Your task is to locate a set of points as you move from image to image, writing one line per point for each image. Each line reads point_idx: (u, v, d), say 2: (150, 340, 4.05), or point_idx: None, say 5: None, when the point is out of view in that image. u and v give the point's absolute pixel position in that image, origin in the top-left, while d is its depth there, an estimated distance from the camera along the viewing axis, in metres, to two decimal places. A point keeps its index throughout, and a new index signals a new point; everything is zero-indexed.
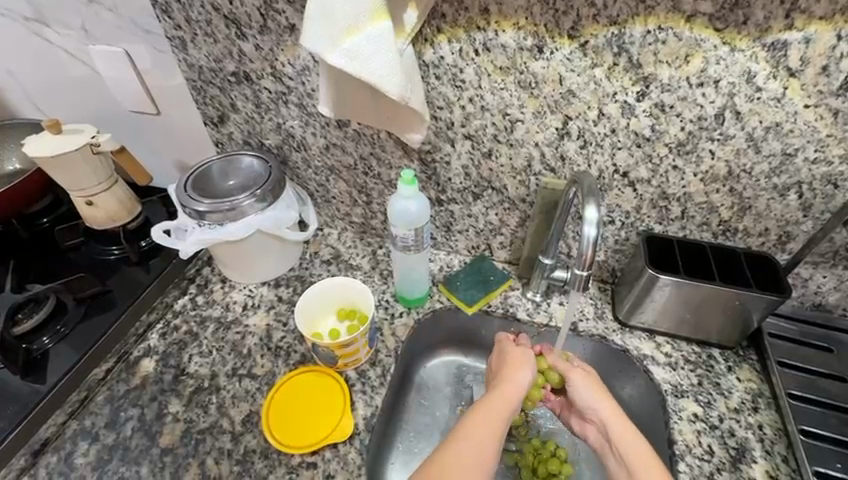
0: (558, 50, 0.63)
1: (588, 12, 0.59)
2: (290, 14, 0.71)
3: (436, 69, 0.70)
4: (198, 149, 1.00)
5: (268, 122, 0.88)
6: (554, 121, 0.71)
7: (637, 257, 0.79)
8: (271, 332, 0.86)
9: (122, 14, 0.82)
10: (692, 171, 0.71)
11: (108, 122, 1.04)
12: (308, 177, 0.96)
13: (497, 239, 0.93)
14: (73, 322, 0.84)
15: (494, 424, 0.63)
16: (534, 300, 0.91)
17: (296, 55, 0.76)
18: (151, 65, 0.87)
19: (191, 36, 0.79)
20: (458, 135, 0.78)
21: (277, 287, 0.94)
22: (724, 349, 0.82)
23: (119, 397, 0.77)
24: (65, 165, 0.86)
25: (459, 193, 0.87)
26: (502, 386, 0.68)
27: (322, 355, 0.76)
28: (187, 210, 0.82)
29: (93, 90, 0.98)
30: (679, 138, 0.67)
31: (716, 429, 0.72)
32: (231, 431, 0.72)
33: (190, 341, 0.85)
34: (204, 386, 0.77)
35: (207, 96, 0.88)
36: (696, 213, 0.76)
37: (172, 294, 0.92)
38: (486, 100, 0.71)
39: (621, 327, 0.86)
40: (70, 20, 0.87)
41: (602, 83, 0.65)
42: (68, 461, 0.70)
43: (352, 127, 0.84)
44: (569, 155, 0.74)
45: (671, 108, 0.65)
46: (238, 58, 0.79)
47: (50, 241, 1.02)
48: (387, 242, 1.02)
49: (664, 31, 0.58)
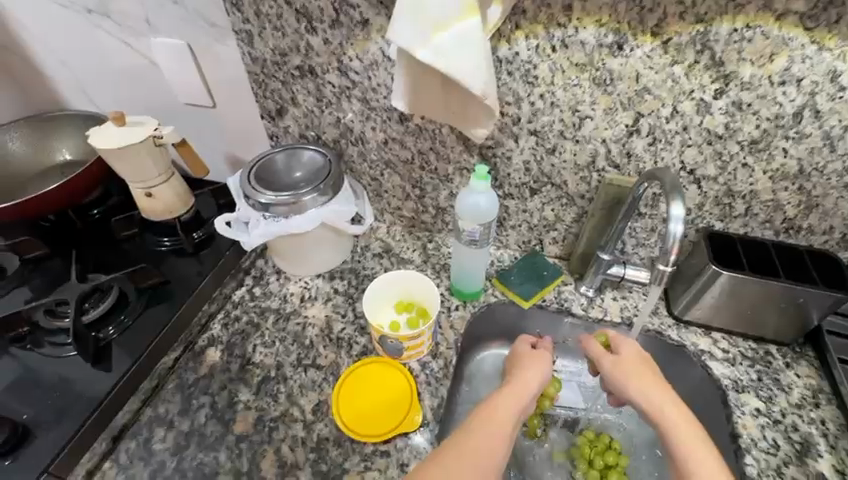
0: (639, 47, 0.63)
1: (675, 10, 0.60)
2: (365, 9, 0.71)
3: (509, 65, 0.70)
4: (251, 142, 1.01)
5: (328, 116, 0.89)
6: (625, 118, 0.71)
7: (698, 253, 0.79)
8: (331, 323, 0.87)
9: (188, 6, 0.82)
10: (762, 169, 0.71)
11: (160, 114, 1.04)
12: (363, 171, 0.96)
13: (550, 235, 0.94)
14: (137, 312, 0.86)
15: (508, 412, 0.67)
16: (587, 295, 0.92)
17: (365, 50, 0.76)
18: (214, 58, 0.88)
19: (259, 30, 0.80)
20: (523, 131, 0.79)
21: (332, 279, 0.95)
22: (781, 345, 0.83)
23: (189, 385, 0.79)
24: (129, 157, 0.87)
25: (517, 188, 0.88)
26: (517, 383, 0.72)
27: (388, 347, 0.78)
28: (252, 201, 0.83)
29: (149, 82, 0.99)
30: (753, 135, 0.68)
31: (779, 423, 0.74)
32: (302, 420, 0.73)
33: (253, 331, 0.86)
34: (271, 375, 0.79)
35: (268, 89, 0.88)
36: (760, 211, 0.76)
37: (230, 285, 0.94)
38: (558, 96, 0.72)
39: (676, 323, 0.86)
40: (133, 12, 0.87)
41: (680, 81, 0.65)
42: (147, 446, 0.72)
43: (414, 122, 0.85)
44: (636, 151, 0.75)
45: (748, 106, 0.65)
46: (304, 52, 0.80)
47: (103, 232, 1.04)
48: (436, 236, 1.03)
49: (751, 29, 0.59)
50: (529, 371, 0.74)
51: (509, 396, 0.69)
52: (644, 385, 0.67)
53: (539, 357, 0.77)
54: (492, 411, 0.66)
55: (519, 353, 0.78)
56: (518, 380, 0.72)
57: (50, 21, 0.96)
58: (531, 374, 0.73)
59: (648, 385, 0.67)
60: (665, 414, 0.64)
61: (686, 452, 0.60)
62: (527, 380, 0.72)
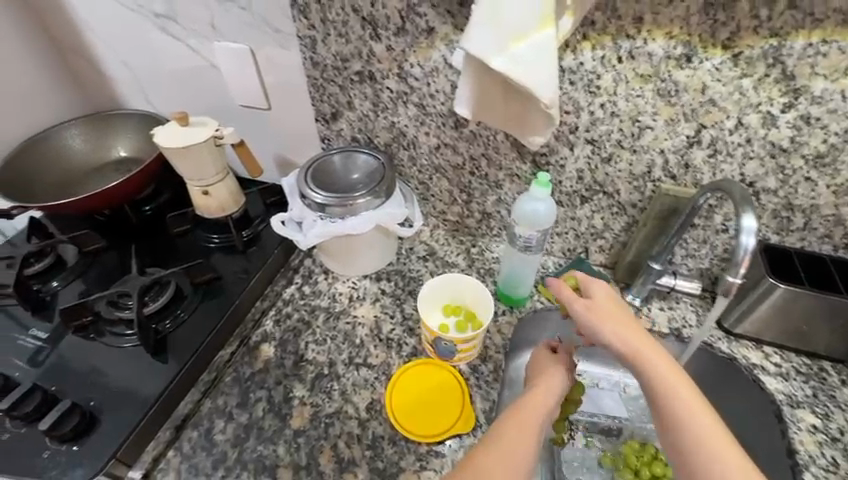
0: (708, 59, 0.64)
1: (749, 23, 0.60)
2: (432, 17, 0.73)
3: (572, 75, 0.71)
4: (302, 144, 1.04)
5: (382, 120, 0.91)
6: (686, 129, 0.72)
7: (753, 266, 0.79)
8: (380, 323, 0.89)
9: (255, 12, 0.85)
10: (825, 183, 0.71)
11: (214, 114, 1.07)
12: (412, 174, 0.98)
13: (596, 243, 0.94)
14: (193, 307, 0.89)
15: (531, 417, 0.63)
16: (633, 303, 0.92)
17: (427, 57, 0.78)
18: (274, 61, 0.91)
19: (323, 36, 0.82)
20: (579, 140, 0.79)
21: (379, 281, 0.97)
22: (835, 362, 0.82)
23: (245, 380, 0.81)
24: (191, 156, 0.90)
25: (567, 196, 0.88)
26: (539, 390, 0.67)
27: (440, 350, 0.79)
28: (308, 202, 0.85)
29: (206, 83, 1.02)
30: (819, 149, 0.68)
31: (837, 441, 0.73)
32: (357, 417, 0.75)
33: (304, 329, 0.88)
34: (325, 372, 0.81)
35: (325, 93, 0.91)
36: (819, 225, 0.76)
37: (280, 283, 0.96)
38: (619, 106, 0.73)
39: (725, 335, 0.86)
40: (199, 16, 0.90)
41: (748, 93, 0.65)
42: (208, 437, 0.74)
43: (468, 128, 0.86)
44: (695, 163, 0.75)
45: (817, 120, 0.65)
46: (366, 58, 0.82)
47: (156, 228, 1.07)
48: (480, 240, 1.04)
49: (827, 44, 0.59)
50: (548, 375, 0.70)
51: (530, 400, 0.66)
52: (623, 331, 0.63)
53: (559, 359, 0.73)
54: (514, 416, 0.63)
55: (538, 357, 0.74)
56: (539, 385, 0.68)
57: (117, 24, 1.00)
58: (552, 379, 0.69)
59: (626, 331, 0.63)
60: (646, 363, 0.60)
61: (675, 403, 0.57)
62: (551, 385, 0.68)
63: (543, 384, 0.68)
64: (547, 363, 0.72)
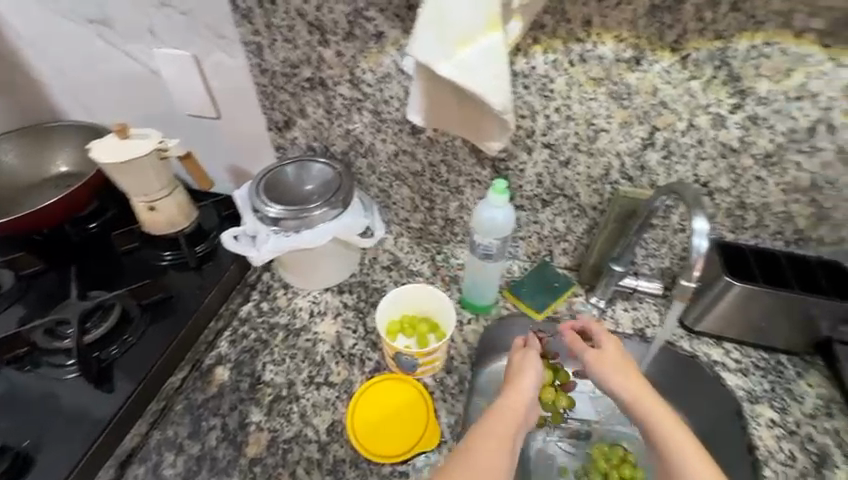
0: (657, 62, 0.64)
1: (695, 26, 0.60)
2: (380, 21, 0.71)
3: (526, 79, 0.70)
4: (255, 154, 0.99)
5: (337, 128, 0.88)
6: (640, 132, 0.72)
7: (710, 264, 0.80)
8: (342, 338, 0.86)
9: (195, 17, 0.80)
10: (775, 182, 0.72)
11: (161, 124, 1.01)
12: (371, 182, 0.95)
13: (560, 246, 0.94)
14: (141, 330, 0.84)
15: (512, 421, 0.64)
16: (598, 306, 0.92)
17: (378, 63, 0.76)
18: (218, 68, 0.86)
19: (269, 42, 0.78)
20: (536, 144, 0.78)
21: (341, 293, 0.94)
22: (791, 355, 0.83)
23: (197, 407, 0.76)
24: (132, 170, 0.85)
25: (528, 200, 0.87)
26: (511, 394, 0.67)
27: (403, 364, 0.77)
28: (261, 216, 0.82)
29: (149, 92, 0.96)
30: (768, 149, 0.68)
31: (794, 434, 0.74)
32: (316, 440, 0.72)
33: (261, 348, 0.84)
34: (283, 394, 0.77)
35: (276, 101, 0.87)
36: (771, 222, 0.77)
37: (237, 301, 0.92)
38: (573, 109, 0.72)
39: (687, 333, 0.87)
40: (136, 22, 0.85)
41: (697, 95, 0.65)
42: (156, 471, 0.71)
43: (425, 134, 0.84)
44: (650, 165, 0.75)
45: (764, 120, 0.66)
46: (315, 64, 0.79)
47: (102, 246, 1.00)
48: (445, 247, 1.02)
49: (770, 46, 0.59)
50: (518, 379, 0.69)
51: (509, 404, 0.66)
52: (624, 375, 0.66)
53: (529, 359, 0.71)
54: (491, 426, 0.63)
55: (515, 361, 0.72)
56: (513, 385, 0.68)
57: (48, 31, 0.93)
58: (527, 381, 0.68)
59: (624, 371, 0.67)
60: (641, 401, 0.64)
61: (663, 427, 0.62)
62: (525, 382, 0.68)
63: (516, 387, 0.68)
64: (522, 366, 0.70)
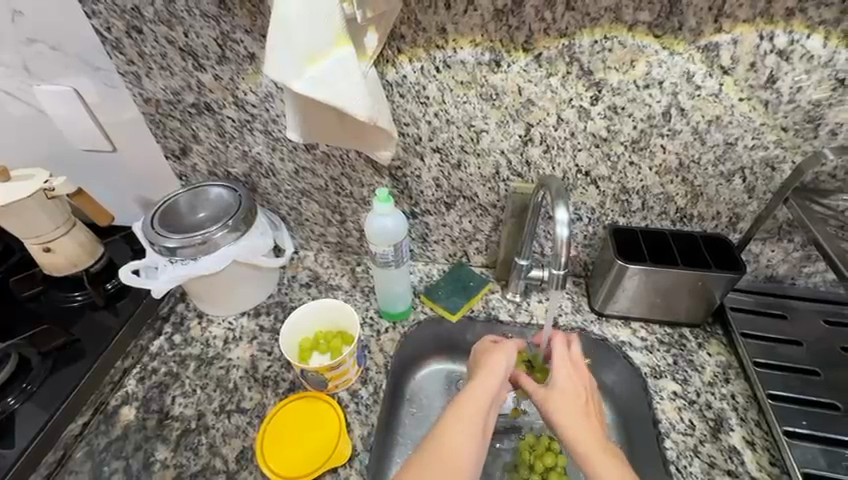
0: (514, 62, 0.67)
1: (539, 26, 0.64)
2: (249, 43, 0.72)
3: (400, 88, 0.72)
4: (159, 184, 0.97)
5: (233, 150, 0.87)
6: (517, 129, 0.74)
7: (606, 249, 0.82)
8: (257, 362, 0.84)
9: (67, 50, 0.79)
10: (648, 166, 0.75)
11: (56, 162, 0.97)
12: (279, 201, 0.94)
13: (473, 245, 0.94)
14: (41, 378, 0.79)
15: (476, 409, 0.66)
16: (514, 300, 0.93)
17: (257, 83, 0.76)
18: (102, 100, 0.84)
19: (146, 70, 0.78)
20: (426, 149, 0.79)
21: (257, 317, 0.92)
22: (693, 327, 0.87)
23: (100, 451, 0.75)
24: (18, 213, 0.81)
25: (432, 204, 0.88)
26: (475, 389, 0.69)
27: (312, 380, 0.77)
28: (156, 247, 0.80)
29: (37, 130, 0.92)
30: (633, 136, 0.72)
31: (694, 403, 0.78)
32: (225, 470, 0.72)
33: (171, 382, 0.82)
34: (192, 427, 0.76)
35: (167, 129, 0.86)
36: (654, 204, 0.80)
37: (147, 336, 0.88)
38: (451, 113, 0.74)
39: (598, 317, 0.89)
40: (9, 60, 0.82)
41: (558, 91, 0.69)
42: None
43: (320, 149, 0.84)
44: (534, 159, 0.77)
45: (622, 109, 0.69)
46: (197, 90, 0.79)
47: (4, 295, 0.95)
48: (365, 258, 1.01)
49: (609, 39, 0.64)
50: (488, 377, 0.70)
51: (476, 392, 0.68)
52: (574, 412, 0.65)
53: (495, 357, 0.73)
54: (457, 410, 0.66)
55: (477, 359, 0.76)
56: (481, 379, 0.70)
57: None
58: (498, 365, 0.72)
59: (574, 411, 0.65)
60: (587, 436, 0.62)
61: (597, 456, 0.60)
62: (490, 375, 0.70)
63: (487, 370, 0.71)
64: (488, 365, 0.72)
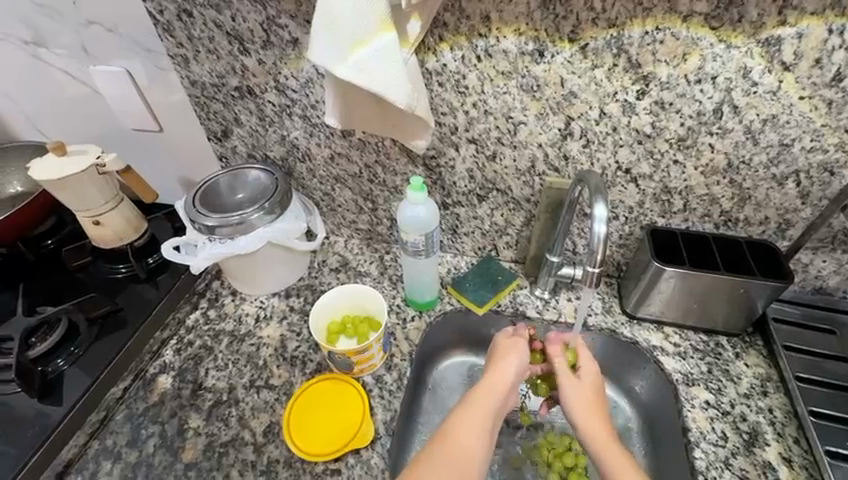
0: (559, 53, 0.65)
1: (587, 16, 0.62)
2: (293, 28, 0.73)
3: (439, 76, 0.71)
4: (200, 164, 1.00)
5: (272, 134, 0.89)
6: (556, 122, 0.72)
7: (642, 250, 0.80)
8: (285, 341, 0.87)
9: (122, 32, 0.82)
10: (693, 165, 0.72)
11: (109, 140, 1.02)
12: (314, 186, 0.95)
13: (503, 240, 0.93)
14: (87, 343, 0.84)
15: (492, 391, 0.67)
16: (542, 297, 0.92)
17: (299, 68, 0.78)
18: (152, 82, 0.88)
19: (194, 53, 0.81)
20: (462, 140, 0.79)
21: (287, 298, 0.94)
22: (731, 336, 0.83)
23: (138, 415, 0.79)
24: (72, 186, 0.86)
25: (464, 196, 0.87)
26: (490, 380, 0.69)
27: (339, 363, 0.78)
28: (196, 225, 0.82)
29: (92, 109, 0.97)
30: (679, 133, 0.69)
31: (728, 414, 0.75)
32: (253, 442, 0.74)
33: (205, 355, 0.86)
34: (223, 399, 0.80)
35: (210, 111, 0.88)
36: (697, 205, 0.77)
37: (184, 309, 0.92)
38: (489, 104, 0.73)
39: (629, 319, 0.87)
40: (69, 41, 0.86)
41: (603, 84, 0.67)
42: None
43: (356, 136, 0.85)
44: (572, 154, 0.75)
45: (670, 104, 0.67)
46: (240, 73, 0.81)
47: (57, 264, 1.01)
48: (394, 247, 1.02)
49: (661, 31, 0.61)
50: (505, 364, 0.70)
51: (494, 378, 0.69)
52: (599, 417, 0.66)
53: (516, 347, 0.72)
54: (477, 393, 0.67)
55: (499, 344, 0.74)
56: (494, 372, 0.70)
57: None
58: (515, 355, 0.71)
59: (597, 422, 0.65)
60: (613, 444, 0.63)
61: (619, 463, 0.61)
62: (501, 370, 0.70)
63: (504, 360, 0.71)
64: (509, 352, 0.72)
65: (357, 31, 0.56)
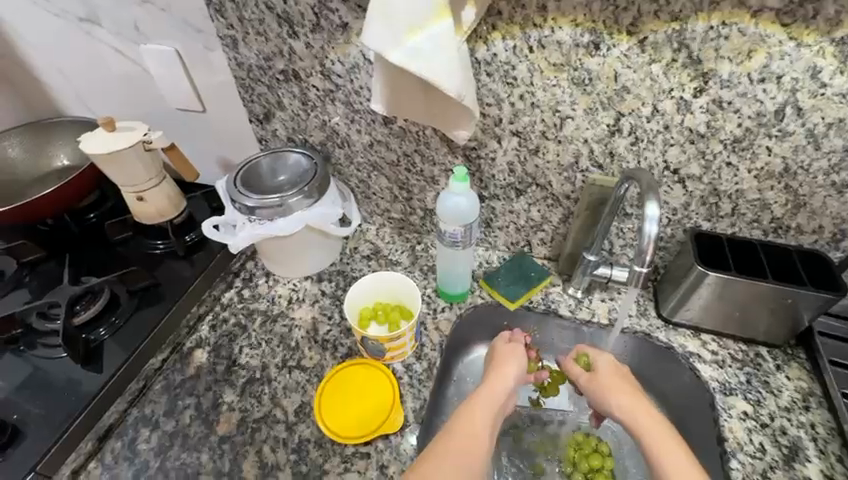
0: (615, 46, 0.64)
1: (649, 8, 0.60)
2: (344, 12, 0.73)
3: (488, 66, 0.70)
4: (240, 147, 1.02)
5: (313, 119, 0.89)
6: (605, 118, 0.71)
7: (685, 254, 0.78)
8: (317, 324, 0.88)
9: (175, 12, 0.83)
10: (747, 168, 0.70)
11: (153, 119, 1.05)
12: (350, 173, 0.96)
13: (538, 236, 0.92)
14: (127, 314, 0.87)
15: (499, 386, 0.69)
16: (575, 296, 0.90)
17: (346, 53, 0.78)
18: (199, 62, 0.89)
19: (243, 35, 0.81)
20: (505, 132, 0.78)
21: (319, 282, 0.95)
22: (772, 347, 0.81)
23: (175, 387, 0.82)
24: (120, 161, 0.88)
25: (502, 189, 0.86)
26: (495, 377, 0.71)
27: (371, 349, 0.79)
28: (237, 205, 0.84)
29: (139, 87, 1.00)
30: (736, 134, 0.67)
31: (767, 427, 0.73)
32: (285, 421, 0.76)
33: (240, 333, 0.88)
34: (256, 377, 0.81)
35: (254, 94, 0.90)
36: (747, 210, 0.75)
37: (219, 288, 0.94)
38: (537, 96, 0.71)
39: (664, 324, 0.85)
40: (123, 19, 0.88)
41: (659, 79, 0.65)
42: (132, 446, 0.75)
43: (397, 124, 0.85)
44: (618, 151, 0.74)
45: (729, 104, 0.64)
46: (287, 57, 0.82)
47: (99, 236, 1.04)
48: (425, 238, 1.02)
49: (728, 26, 0.59)
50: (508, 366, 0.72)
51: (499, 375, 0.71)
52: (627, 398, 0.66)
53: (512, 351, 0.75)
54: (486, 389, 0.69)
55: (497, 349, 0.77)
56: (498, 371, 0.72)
57: (43, 29, 0.96)
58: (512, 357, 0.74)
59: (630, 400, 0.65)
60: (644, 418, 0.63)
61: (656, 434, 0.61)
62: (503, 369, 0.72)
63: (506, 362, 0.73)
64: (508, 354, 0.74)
65: (416, 17, 0.56)
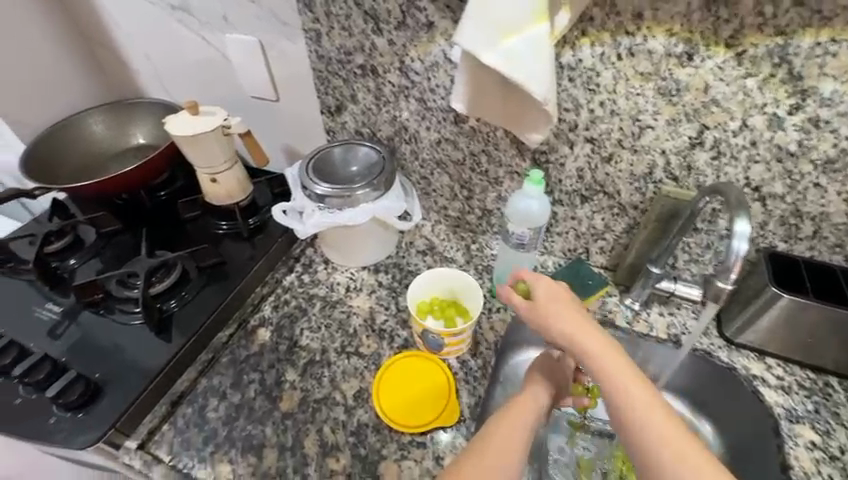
0: (710, 58, 0.63)
1: (753, 21, 0.59)
2: (431, 12, 0.75)
3: (571, 72, 0.70)
4: (307, 136, 1.05)
5: (384, 114, 0.92)
6: (688, 130, 0.70)
7: (757, 274, 0.76)
8: (374, 314, 0.91)
9: (265, 5, 0.87)
10: (836, 190, 0.68)
11: (227, 105, 1.10)
12: (413, 169, 0.98)
13: (597, 244, 0.91)
14: (196, 289, 0.92)
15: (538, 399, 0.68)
16: (632, 308, 0.89)
17: (427, 51, 0.80)
18: (281, 53, 0.93)
19: (327, 29, 0.84)
20: (578, 138, 0.77)
21: (377, 273, 0.98)
22: (842, 378, 0.78)
23: (240, 362, 0.86)
24: (200, 144, 0.93)
25: (567, 195, 0.86)
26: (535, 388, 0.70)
27: (430, 343, 0.81)
28: (308, 192, 0.87)
29: (219, 74, 1.04)
30: (829, 154, 0.65)
31: (836, 459, 0.70)
32: (344, 404, 0.79)
33: (300, 316, 0.91)
34: (317, 359, 0.84)
35: (330, 86, 0.92)
36: (829, 234, 0.72)
37: (281, 271, 0.99)
38: (619, 104, 0.71)
39: (727, 344, 0.82)
40: (213, 9, 0.93)
41: (753, 94, 0.63)
42: (201, 413, 0.80)
43: (468, 123, 0.86)
44: (697, 165, 0.72)
45: (826, 123, 0.63)
46: (368, 52, 0.84)
47: (170, 213, 1.10)
48: (480, 237, 1.02)
49: (836, 43, 0.57)
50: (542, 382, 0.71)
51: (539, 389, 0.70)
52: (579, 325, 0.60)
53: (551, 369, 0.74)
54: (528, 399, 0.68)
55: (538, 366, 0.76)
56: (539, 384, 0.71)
57: (136, 15, 1.02)
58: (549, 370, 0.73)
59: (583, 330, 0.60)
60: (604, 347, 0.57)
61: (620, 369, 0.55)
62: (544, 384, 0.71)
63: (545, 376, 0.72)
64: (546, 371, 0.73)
65: (516, 20, 0.56)
